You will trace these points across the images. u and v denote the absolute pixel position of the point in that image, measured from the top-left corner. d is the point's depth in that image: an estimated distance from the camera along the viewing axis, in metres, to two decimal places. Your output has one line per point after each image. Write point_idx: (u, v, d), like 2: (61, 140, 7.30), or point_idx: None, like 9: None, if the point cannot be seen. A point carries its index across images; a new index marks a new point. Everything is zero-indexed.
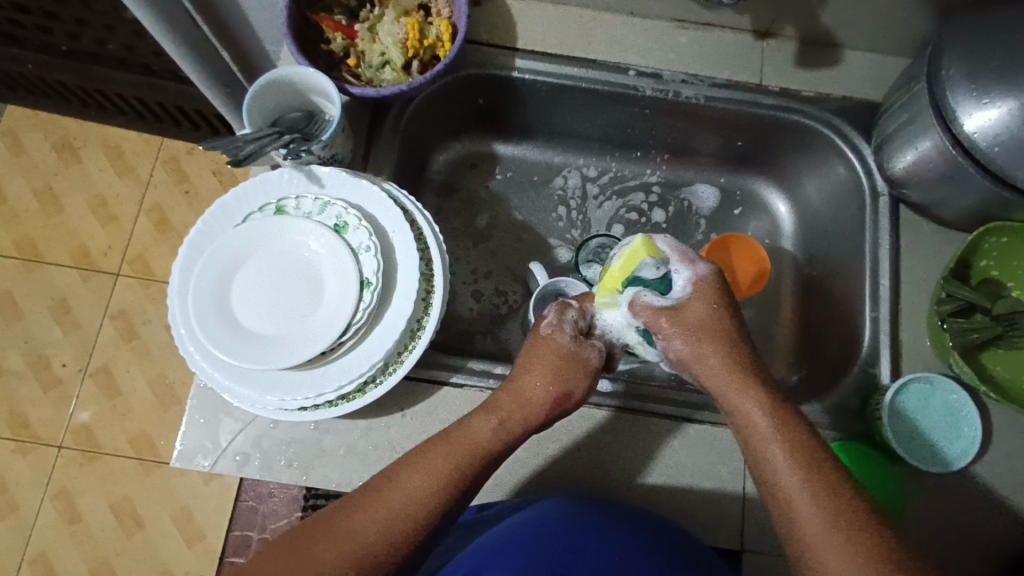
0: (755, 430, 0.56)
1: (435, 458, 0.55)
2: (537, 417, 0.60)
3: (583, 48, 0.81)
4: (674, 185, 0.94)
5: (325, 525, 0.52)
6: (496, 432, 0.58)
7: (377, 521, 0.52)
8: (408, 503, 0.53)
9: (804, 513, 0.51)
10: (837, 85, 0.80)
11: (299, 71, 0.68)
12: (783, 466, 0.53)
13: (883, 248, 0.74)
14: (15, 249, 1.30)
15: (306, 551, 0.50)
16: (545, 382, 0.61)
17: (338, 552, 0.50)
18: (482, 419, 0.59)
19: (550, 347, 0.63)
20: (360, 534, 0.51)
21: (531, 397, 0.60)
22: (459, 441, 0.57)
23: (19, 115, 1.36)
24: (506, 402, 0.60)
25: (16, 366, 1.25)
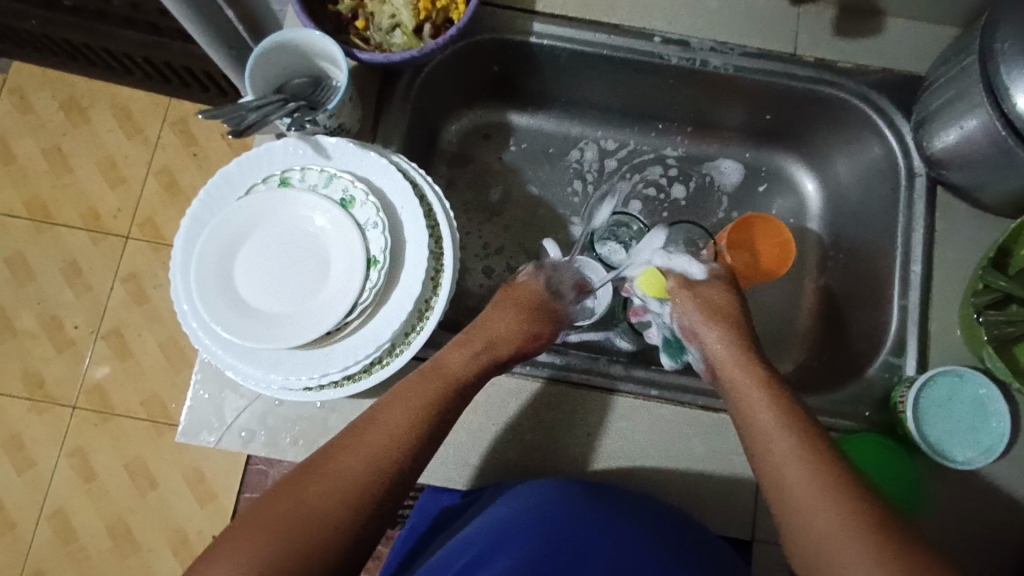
0: (745, 398, 0.60)
1: (413, 395, 0.59)
2: (507, 348, 0.66)
3: (605, 14, 0.76)
4: (696, 159, 0.90)
5: (315, 468, 0.54)
6: (469, 362, 0.63)
7: (360, 452, 0.55)
8: (388, 443, 0.56)
9: (793, 470, 0.54)
10: (877, 56, 0.75)
11: (306, 35, 0.64)
12: (768, 421, 0.58)
13: (916, 233, 0.71)
14: (26, 209, 1.29)
15: (294, 491, 0.52)
16: (515, 319, 0.69)
17: (325, 490, 0.52)
18: (452, 350, 0.64)
19: (520, 294, 0.72)
20: (346, 472, 0.54)
21: (504, 331, 0.67)
22: (432, 375, 0.61)
23: (25, 72, 1.33)
24: (476, 336, 0.66)
25: (29, 326, 1.26)
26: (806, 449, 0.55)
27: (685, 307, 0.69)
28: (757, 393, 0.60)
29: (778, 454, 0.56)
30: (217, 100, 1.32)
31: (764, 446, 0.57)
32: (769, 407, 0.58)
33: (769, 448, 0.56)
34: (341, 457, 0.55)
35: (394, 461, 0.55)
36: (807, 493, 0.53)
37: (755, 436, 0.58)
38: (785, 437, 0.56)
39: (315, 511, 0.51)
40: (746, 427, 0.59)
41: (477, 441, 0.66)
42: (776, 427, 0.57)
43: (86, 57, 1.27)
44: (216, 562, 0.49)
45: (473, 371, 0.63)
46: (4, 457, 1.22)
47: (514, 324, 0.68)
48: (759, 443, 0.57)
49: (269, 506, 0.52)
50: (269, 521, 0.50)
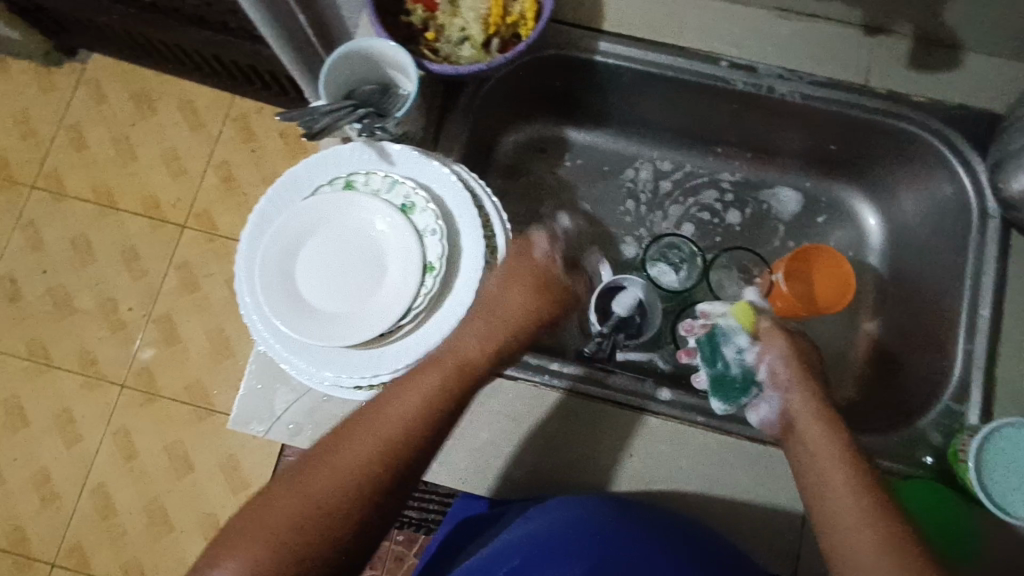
0: (817, 457, 0.57)
1: (426, 380, 0.57)
2: (518, 330, 0.64)
3: (672, 36, 0.76)
4: (753, 185, 0.88)
5: (325, 454, 0.54)
6: (482, 348, 0.61)
7: (373, 441, 0.54)
8: (393, 426, 0.55)
9: (861, 537, 0.50)
10: (952, 90, 0.73)
11: (379, 44, 0.66)
12: (840, 486, 0.54)
13: (986, 275, 0.68)
14: (93, 195, 1.35)
15: (305, 477, 0.52)
16: (526, 298, 0.65)
17: (332, 476, 0.52)
18: (469, 335, 0.61)
19: (529, 265, 0.66)
20: (352, 459, 0.53)
21: (517, 315, 0.64)
22: (448, 359, 0.59)
23: (103, 64, 1.40)
24: (490, 317, 0.63)
25: (87, 306, 1.31)
26: (875, 515, 0.51)
27: (778, 350, 0.66)
28: (831, 456, 0.56)
29: (835, 497, 0.54)
30: (278, 99, 1.37)
31: (830, 506, 0.54)
32: (845, 471, 0.55)
33: (827, 489, 0.54)
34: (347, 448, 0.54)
35: (400, 438, 0.55)
36: (869, 557, 0.49)
37: (816, 476, 0.56)
38: (844, 479, 0.54)
39: (320, 496, 0.51)
40: (813, 487, 0.56)
41: (517, 454, 0.66)
42: (847, 493, 0.53)
43: (160, 53, 1.33)
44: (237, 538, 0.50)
45: (490, 357, 0.61)
46: (55, 430, 1.27)
47: (524, 302, 0.65)
48: (820, 492, 0.55)
49: (285, 489, 0.52)
50: (280, 501, 0.51)
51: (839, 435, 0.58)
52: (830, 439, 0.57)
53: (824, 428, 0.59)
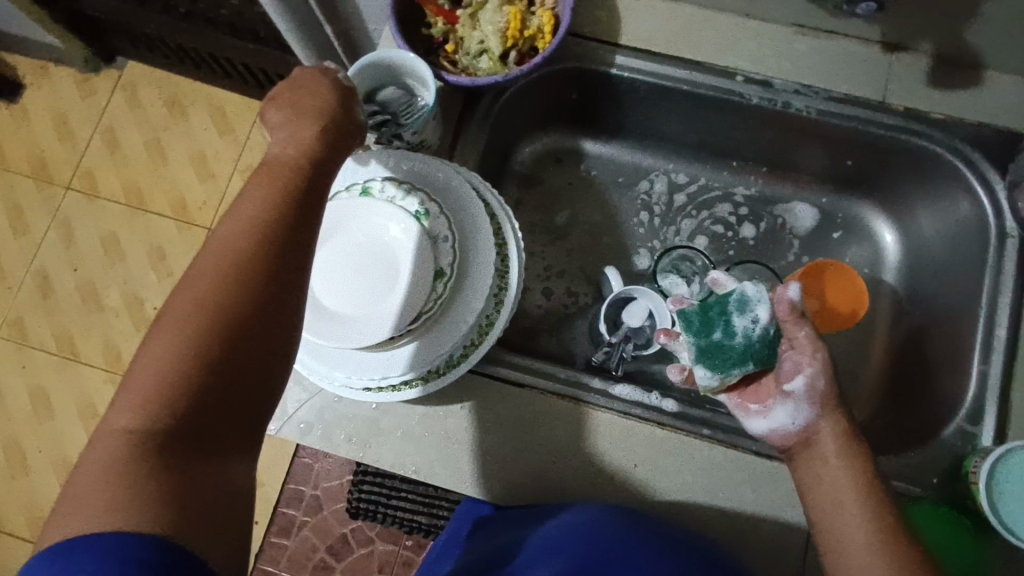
0: (837, 492, 0.54)
1: (276, 173, 0.49)
2: (326, 123, 0.53)
3: (689, 50, 0.76)
4: (769, 200, 0.88)
5: (189, 272, 0.44)
6: (302, 143, 0.51)
7: (234, 225, 0.45)
8: (249, 222, 0.45)
9: None
10: (975, 109, 0.72)
11: (399, 55, 0.68)
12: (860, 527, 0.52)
13: (1004, 296, 0.67)
14: (124, 195, 1.40)
15: (149, 348, 0.41)
16: (296, 111, 0.53)
17: (188, 322, 0.41)
18: (292, 138, 0.51)
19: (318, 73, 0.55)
20: (217, 253, 0.44)
21: (310, 109, 0.53)
22: (265, 171, 0.49)
23: (139, 70, 1.46)
24: (277, 133, 0.52)
25: (114, 302, 1.36)
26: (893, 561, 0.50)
27: (812, 361, 0.58)
28: (853, 493, 0.53)
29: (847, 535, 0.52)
30: None
31: (845, 545, 0.52)
32: (865, 510, 0.53)
33: (840, 524, 0.53)
34: (193, 292, 0.43)
35: (276, 224, 0.46)
36: None
37: (829, 509, 0.54)
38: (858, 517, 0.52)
39: (198, 306, 0.42)
40: (829, 521, 0.54)
41: (524, 460, 0.67)
42: (865, 534, 0.52)
43: (193, 60, 1.38)
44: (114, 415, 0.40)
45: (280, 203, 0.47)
46: (79, 422, 1.31)
47: (292, 111, 0.53)
48: (836, 529, 0.53)
49: (141, 351, 0.41)
50: (138, 375, 0.40)
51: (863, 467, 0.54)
52: (846, 464, 0.55)
53: (850, 454, 0.55)
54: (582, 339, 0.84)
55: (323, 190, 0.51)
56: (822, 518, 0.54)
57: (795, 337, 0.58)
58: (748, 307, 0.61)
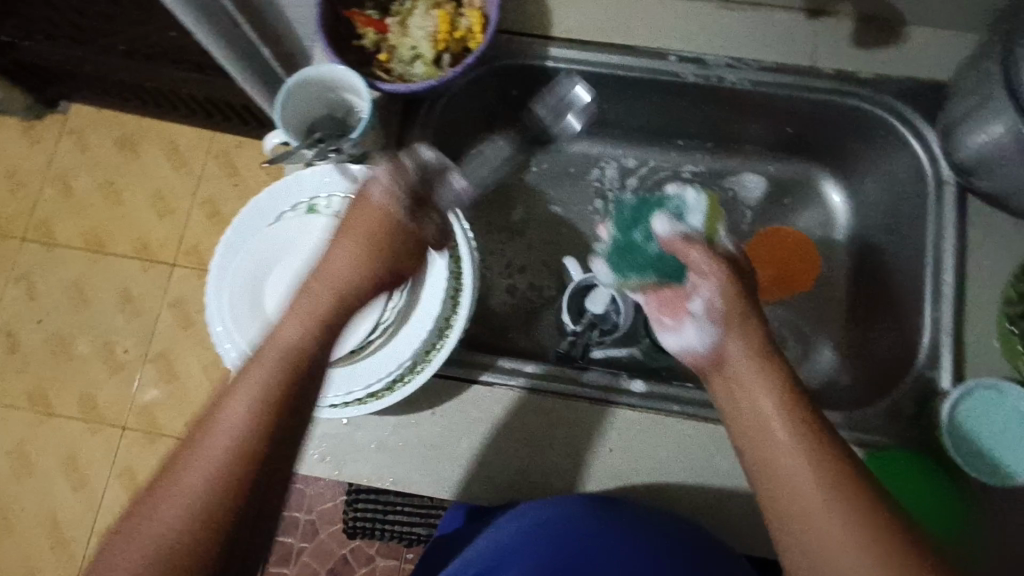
0: (760, 416, 0.53)
1: (310, 306, 0.55)
2: (353, 290, 0.57)
3: (620, 36, 0.78)
4: (718, 174, 0.90)
5: (190, 449, 0.46)
6: (307, 328, 0.54)
7: (270, 366, 0.50)
8: (268, 387, 0.49)
9: (815, 505, 0.47)
10: (898, 65, 0.74)
11: (318, 71, 0.68)
12: (789, 449, 0.50)
13: (947, 242, 0.69)
14: (83, 241, 1.38)
15: (133, 532, 0.43)
16: (357, 253, 0.58)
17: (182, 508, 0.44)
18: (345, 256, 0.58)
19: (369, 205, 0.61)
20: (229, 432, 0.46)
21: (344, 267, 0.58)
22: (296, 318, 0.54)
23: (84, 113, 1.43)
24: (320, 281, 0.57)
25: (85, 350, 1.33)
26: (831, 483, 0.48)
27: (710, 279, 0.63)
28: (777, 415, 0.52)
29: (790, 477, 0.49)
30: (257, 132, 1.39)
31: (781, 476, 0.50)
32: (789, 429, 0.51)
33: (781, 470, 0.50)
34: (222, 435, 0.46)
35: (297, 381, 0.51)
36: (829, 529, 0.46)
37: (768, 456, 0.51)
38: (799, 457, 0.50)
39: (195, 498, 0.44)
40: (759, 452, 0.52)
41: (501, 458, 0.67)
42: (796, 455, 0.50)
43: (138, 97, 1.37)
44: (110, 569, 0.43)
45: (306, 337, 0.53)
46: (61, 476, 1.28)
47: (349, 258, 0.58)
48: (766, 460, 0.51)
49: (113, 557, 0.43)
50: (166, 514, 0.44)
51: (782, 386, 0.54)
52: (777, 405, 0.53)
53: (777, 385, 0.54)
54: (550, 332, 0.84)
55: (316, 382, 0.52)
56: (754, 450, 0.52)
57: (692, 258, 0.65)
58: (683, 215, 0.72)
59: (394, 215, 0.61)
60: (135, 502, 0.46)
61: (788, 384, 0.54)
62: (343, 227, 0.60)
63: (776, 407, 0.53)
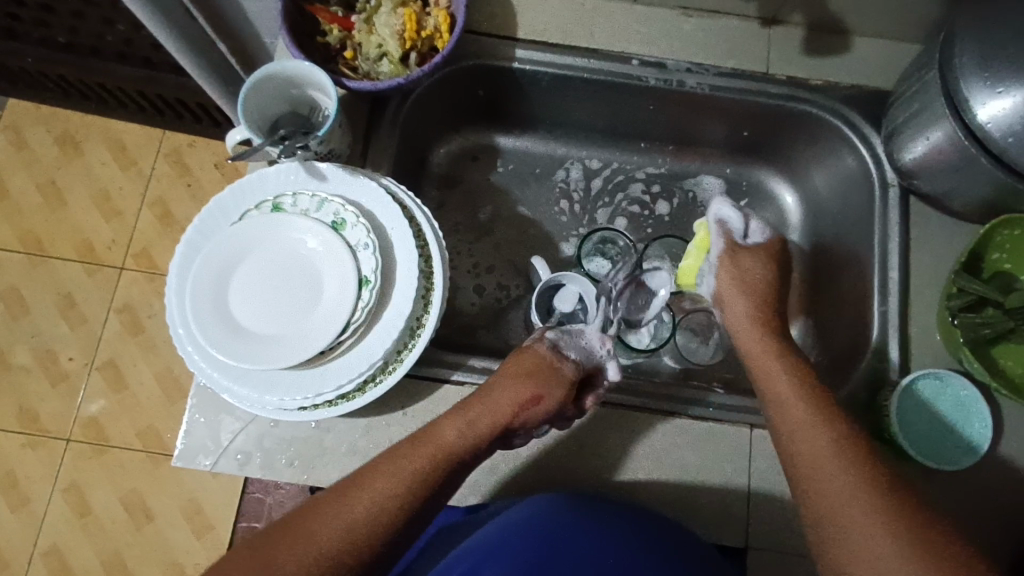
0: (779, 397, 0.59)
1: (443, 431, 0.58)
2: (505, 419, 0.60)
3: (584, 39, 0.79)
4: (678, 176, 0.92)
5: (328, 504, 0.52)
6: (463, 431, 0.58)
7: (415, 462, 0.55)
8: (406, 474, 0.54)
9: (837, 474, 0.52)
10: (845, 72, 0.78)
11: (282, 66, 0.66)
12: (812, 421, 0.56)
13: (892, 240, 0.73)
14: (21, 244, 1.30)
15: (288, 543, 0.49)
16: (517, 389, 0.61)
17: (304, 556, 0.49)
18: (504, 391, 0.61)
19: (533, 361, 0.63)
20: (396, 482, 0.53)
21: (505, 401, 0.60)
22: (430, 435, 0.57)
23: (20, 109, 1.35)
24: (476, 403, 0.60)
25: (24, 360, 1.26)
26: (852, 460, 0.53)
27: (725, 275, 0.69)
28: (789, 388, 0.59)
29: (819, 468, 0.53)
30: (210, 131, 1.35)
31: (808, 452, 0.55)
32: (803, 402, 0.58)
33: (811, 461, 0.54)
34: (382, 483, 0.53)
35: (428, 482, 0.55)
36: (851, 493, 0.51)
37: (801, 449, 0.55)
38: (822, 434, 0.55)
39: (320, 548, 0.49)
40: (785, 430, 0.57)
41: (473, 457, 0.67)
42: (816, 431, 0.55)
43: (82, 92, 1.30)
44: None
45: (463, 443, 0.57)
46: None
47: (514, 397, 0.61)
48: (792, 433, 0.57)
49: (263, 559, 0.49)
50: (307, 543, 0.49)
51: (797, 369, 0.60)
52: (795, 387, 0.59)
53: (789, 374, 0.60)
54: (518, 330, 0.85)
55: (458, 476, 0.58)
56: (776, 420, 0.59)
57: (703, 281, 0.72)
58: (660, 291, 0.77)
59: (537, 358, 0.64)
60: (283, 523, 0.51)
61: (801, 369, 0.61)
62: (506, 376, 0.62)
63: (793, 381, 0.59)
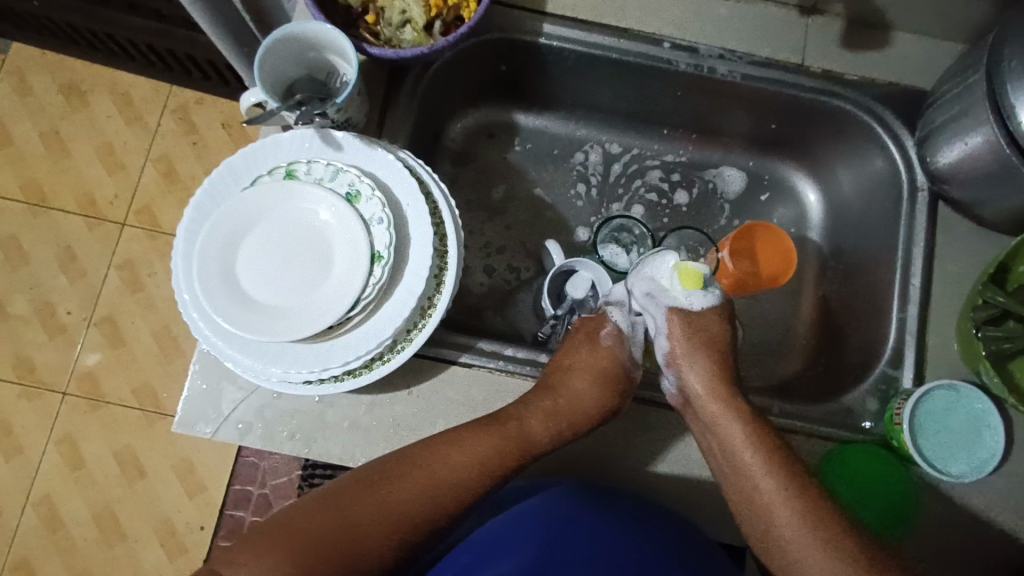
0: (728, 443, 0.62)
1: (513, 432, 0.62)
2: (577, 420, 0.64)
3: (616, 18, 0.76)
4: (699, 166, 0.90)
5: (408, 470, 0.58)
6: (544, 428, 0.64)
7: (480, 456, 0.60)
8: (486, 466, 0.60)
9: (789, 522, 0.58)
10: (881, 69, 0.76)
11: (301, 26, 0.64)
12: (744, 452, 0.61)
13: (917, 246, 0.71)
14: (22, 193, 1.28)
15: (345, 511, 0.56)
16: (594, 391, 0.65)
17: (388, 513, 0.57)
18: (581, 394, 0.65)
19: (612, 358, 0.69)
20: (459, 469, 0.59)
21: (581, 401, 0.65)
22: (510, 430, 0.62)
23: (25, 53, 1.32)
24: (554, 401, 0.65)
25: (21, 311, 1.24)
26: (804, 514, 0.58)
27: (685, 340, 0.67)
28: (744, 446, 0.61)
29: (767, 500, 0.60)
30: (218, 88, 1.32)
31: (754, 498, 0.60)
32: (750, 451, 0.61)
33: (747, 488, 0.60)
34: (443, 465, 0.59)
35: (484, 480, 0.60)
36: (807, 535, 0.57)
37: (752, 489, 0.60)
38: (770, 486, 0.60)
39: (404, 505, 0.57)
40: (736, 483, 0.61)
41: None
42: (769, 484, 0.60)
43: (88, 40, 1.26)
44: (282, 541, 0.53)
45: (549, 438, 0.64)
46: None
47: (589, 397, 0.65)
48: (738, 483, 0.61)
49: (316, 520, 0.55)
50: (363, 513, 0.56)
51: (745, 422, 0.63)
52: (744, 438, 0.62)
53: (717, 407, 0.64)
54: (526, 314, 0.84)
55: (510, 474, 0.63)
56: (719, 465, 0.63)
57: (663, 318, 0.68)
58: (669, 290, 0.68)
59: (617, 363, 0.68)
60: (345, 488, 0.57)
61: (754, 422, 0.63)
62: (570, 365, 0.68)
63: (745, 438, 0.62)
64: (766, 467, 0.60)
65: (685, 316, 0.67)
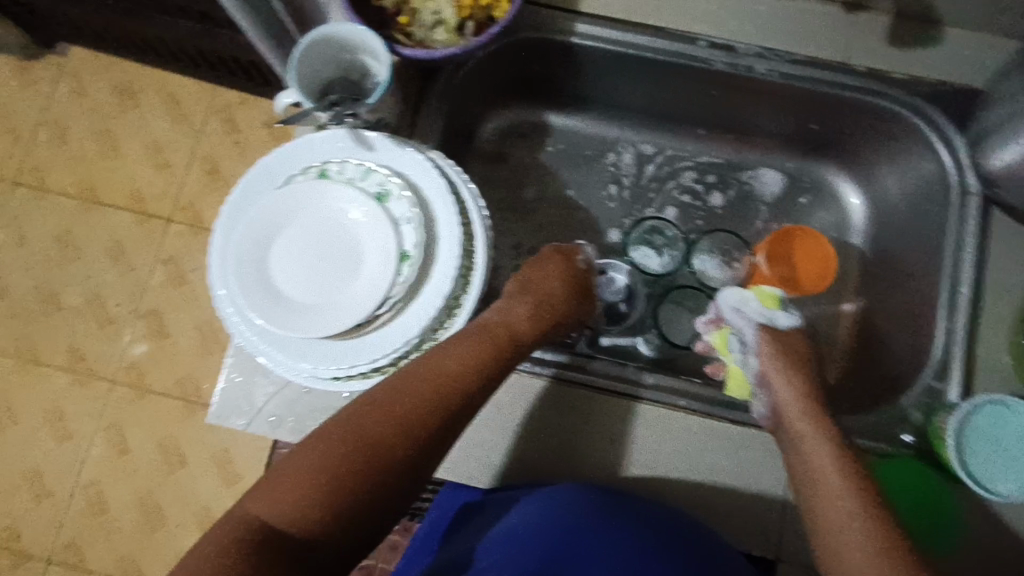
0: (810, 454, 0.61)
1: (496, 325, 0.66)
2: (551, 310, 0.70)
3: (650, 17, 0.75)
4: (736, 167, 0.88)
5: (414, 376, 0.59)
6: (527, 321, 0.68)
7: (476, 352, 0.62)
8: (458, 386, 0.60)
9: (854, 530, 0.56)
10: (933, 66, 0.72)
11: (337, 29, 0.65)
12: (825, 462, 0.60)
13: (967, 252, 0.68)
14: (76, 190, 1.34)
15: (354, 419, 0.56)
16: (557, 283, 0.72)
17: (397, 418, 0.57)
18: (545, 284, 0.72)
19: (563, 257, 0.75)
20: (458, 367, 0.61)
21: (550, 291, 0.71)
22: (494, 327, 0.66)
23: (82, 56, 1.38)
24: (528, 295, 0.70)
25: (73, 303, 1.30)
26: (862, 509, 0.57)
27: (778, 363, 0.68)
28: (826, 457, 0.60)
29: (836, 508, 0.58)
30: (260, 89, 1.35)
31: (823, 498, 0.59)
32: (831, 461, 0.60)
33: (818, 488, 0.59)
34: (445, 366, 0.60)
35: (483, 374, 0.62)
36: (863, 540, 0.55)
37: (809, 469, 0.60)
38: (839, 487, 0.58)
39: (413, 408, 0.58)
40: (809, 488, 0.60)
41: (497, 439, 0.67)
42: (839, 485, 0.58)
43: (140, 43, 1.31)
44: (301, 455, 0.55)
45: (534, 333, 0.67)
46: (45, 427, 1.27)
47: (552, 289, 0.71)
48: (812, 488, 0.60)
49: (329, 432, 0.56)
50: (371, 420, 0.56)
51: (828, 436, 0.62)
52: (826, 448, 0.61)
53: (807, 421, 0.64)
54: None
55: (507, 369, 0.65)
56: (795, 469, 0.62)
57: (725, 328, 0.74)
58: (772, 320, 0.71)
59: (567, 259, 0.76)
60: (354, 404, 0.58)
61: (833, 436, 0.62)
62: (523, 282, 0.72)
63: (822, 447, 0.61)
64: (841, 474, 0.59)
65: (771, 331, 0.70)
